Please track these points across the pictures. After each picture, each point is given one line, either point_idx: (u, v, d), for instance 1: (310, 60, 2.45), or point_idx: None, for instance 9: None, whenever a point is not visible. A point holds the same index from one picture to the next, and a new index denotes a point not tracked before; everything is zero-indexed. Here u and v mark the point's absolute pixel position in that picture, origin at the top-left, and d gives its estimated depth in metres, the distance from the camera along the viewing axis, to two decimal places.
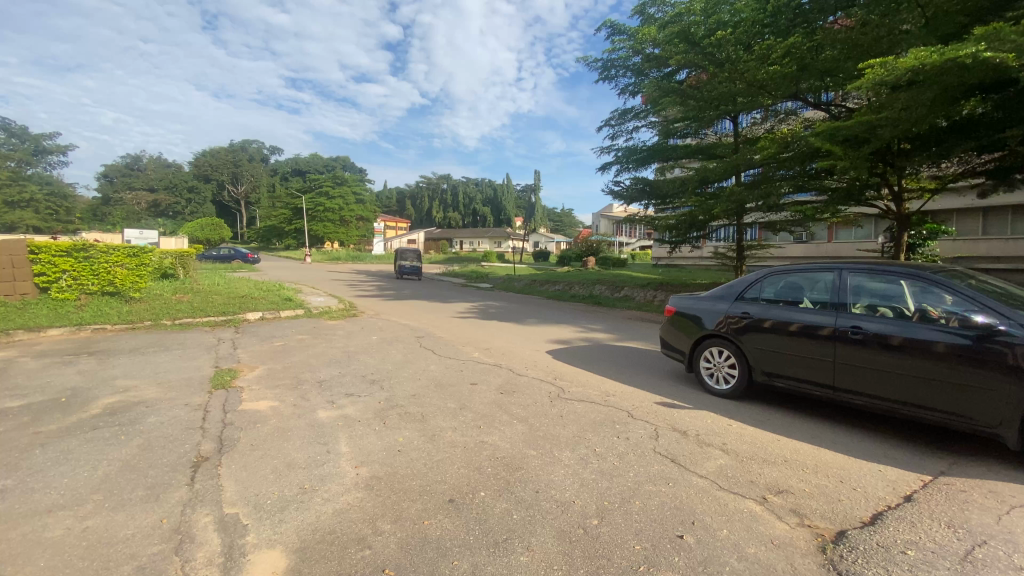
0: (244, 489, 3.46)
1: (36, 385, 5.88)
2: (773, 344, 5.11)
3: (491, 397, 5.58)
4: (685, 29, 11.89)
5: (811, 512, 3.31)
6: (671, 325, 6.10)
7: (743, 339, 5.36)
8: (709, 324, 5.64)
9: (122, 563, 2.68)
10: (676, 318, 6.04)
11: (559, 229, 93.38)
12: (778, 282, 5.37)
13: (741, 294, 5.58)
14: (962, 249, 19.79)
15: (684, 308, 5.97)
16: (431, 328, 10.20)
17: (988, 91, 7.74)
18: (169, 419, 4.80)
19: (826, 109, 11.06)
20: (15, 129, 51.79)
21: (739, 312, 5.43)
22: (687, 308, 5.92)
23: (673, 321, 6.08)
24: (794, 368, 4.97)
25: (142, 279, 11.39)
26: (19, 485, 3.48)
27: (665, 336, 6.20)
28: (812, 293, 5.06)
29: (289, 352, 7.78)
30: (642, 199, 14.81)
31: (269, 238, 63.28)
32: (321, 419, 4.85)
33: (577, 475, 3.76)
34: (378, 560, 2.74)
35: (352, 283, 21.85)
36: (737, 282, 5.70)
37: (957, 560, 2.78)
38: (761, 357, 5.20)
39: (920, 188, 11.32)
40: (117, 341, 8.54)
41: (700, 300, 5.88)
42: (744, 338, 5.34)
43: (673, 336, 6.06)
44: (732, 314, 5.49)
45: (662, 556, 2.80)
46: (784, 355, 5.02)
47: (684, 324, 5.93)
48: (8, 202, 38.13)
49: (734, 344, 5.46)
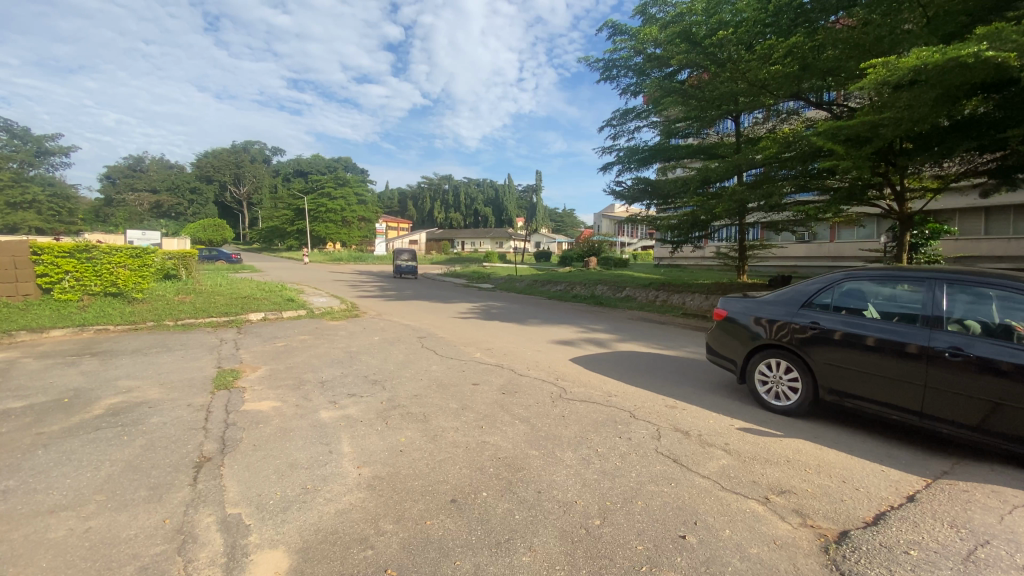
0: (247, 489, 3.47)
1: (39, 386, 5.91)
2: (836, 357, 4.65)
3: (493, 397, 5.58)
4: (686, 29, 12.00)
5: (814, 512, 3.30)
6: (724, 329, 5.61)
7: (807, 350, 4.86)
8: (769, 333, 5.14)
9: (125, 563, 2.68)
10: (731, 321, 5.54)
11: (561, 229, 93.41)
12: (850, 288, 4.86)
13: (807, 301, 5.08)
14: (964, 249, 19.72)
15: (742, 311, 5.48)
16: (432, 328, 10.22)
17: (991, 90, 7.70)
18: (172, 419, 4.81)
19: (828, 108, 11.01)
20: (18, 130, 52.07)
21: (805, 321, 4.92)
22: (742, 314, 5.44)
23: (726, 324, 5.59)
24: (857, 384, 4.54)
25: (144, 279, 11.55)
26: (23, 485, 3.50)
27: (715, 341, 5.73)
28: (886, 303, 4.59)
29: (291, 352, 7.80)
30: (644, 199, 14.81)
31: (271, 238, 63.42)
32: (323, 419, 4.86)
33: (579, 475, 3.75)
34: (380, 560, 2.74)
35: (354, 284, 21.90)
36: (801, 288, 5.21)
37: (960, 561, 2.77)
38: (826, 370, 4.73)
39: (922, 187, 11.30)
40: (119, 342, 8.57)
41: (759, 305, 5.39)
42: (809, 349, 4.84)
43: (727, 342, 5.57)
44: (796, 321, 4.99)
45: (664, 557, 2.80)
46: (846, 370, 4.59)
47: (739, 330, 5.43)
48: (11, 204, 38.31)
49: (797, 356, 4.95)
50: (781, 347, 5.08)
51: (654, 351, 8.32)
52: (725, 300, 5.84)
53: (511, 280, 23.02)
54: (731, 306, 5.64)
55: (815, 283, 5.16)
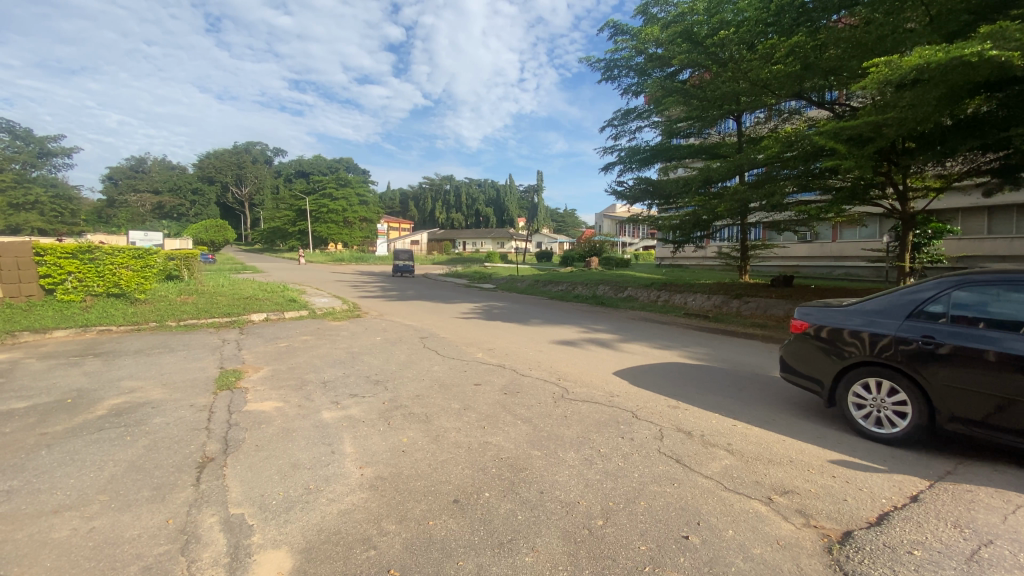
0: (250, 489, 3.48)
1: (42, 386, 5.93)
2: (959, 377, 3.99)
3: (495, 397, 5.58)
4: (688, 28, 12.02)
5: (818, 512, 3.29)
6: (808, 345, 4.92)
7: (917, 370, 4.20)
8: (868, 349, 4.46)
9: (128, 563, 2.69)
10: (817, 336, 4.85)
11: (562, 229, 93.47)
12: (966, 295, 4.21)
13: (912, 312, 4.41)
14: (967, 248, 19.64)
15: (831, 323, 4.79)
16: (434, 328, 10.24)
17: (994, 89, 7.65)
18: (175, 419, 4.83)
19: (830, 108, 10.97)
20: (22, 132, 52.35)
21: (915, 335, 4.25)
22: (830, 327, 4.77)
23: (810, 339, 4.90)
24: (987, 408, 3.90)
25: (147, 280, 11.65)
26: (27, 485, 3.51)
27: (795, 358, 5.06)
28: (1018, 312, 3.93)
29: (293, 353, 7.82)
30: (645, 199, 14.81)
31: (274, 239, 63.58)
32: (326, 419, 4.88)
33: (582, 475, 3.76)
34: (383, 560, 2.75)
35: (356, 284, 21.94)
36: (901, 296, 4.54)
37: (963, 560, 2.76)
38: (941, 392, 4.08)
39: (925, 187, 11.28)
40: (122, 342, 8.60)
41: (850, 316, 4.71)
42: (920, 368, 4.18)
43: (812, 359, 4.88)
44: (901, 335, 4.32)
45: (667, 557, 2.80)
46: (969, 392, 3.95)
47: (829, 344, 4.75)
48: (14, 205, 38.49)
49: (905, 376, 4.28)
50: (884, 364, 4.40)
51: (656, 351, 8.31)
52: (803, 310, 5.18)
53: (512, 280, 23.05)
54: (816, 318, 4.95)
55: (918, 290, 4.49)
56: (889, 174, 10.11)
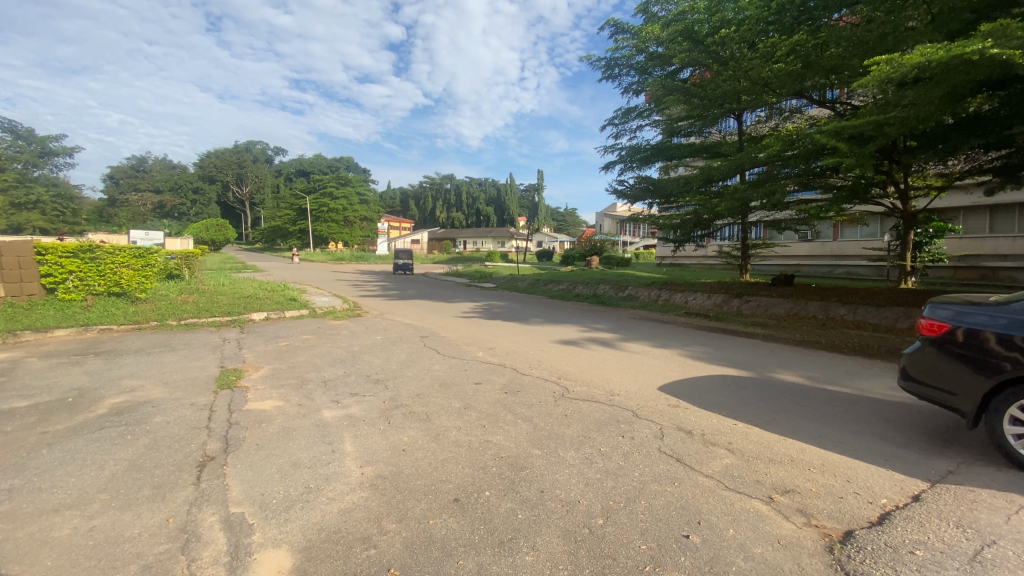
0: (250, 488, 3.47)
1: (42, 385, 5.92)
2: None
3: (495, 396, 5.58)
4: (688, 27, 11.98)
5: (819, 512, 3.28)
6: (945, 354, 4.31)
7: None
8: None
9: (128, 562, 2.69)
10: (960, 343, 4.23)
11: (563, 228, 93.32)
12: None
13: None
14: (969, 248, 19.51)
15: (978, 328, 4.17)
16: (435, 328, 10.20)
17: (996, 87, 7.62)
18: (175, 418, 4.82)
19: (831, 107, 10.92)
20: (23, 131, 52.46)
21: None
22: (979, 334, 4.14)
23: (951, 347, 4.28)
24: None
25: (148, 279, 11.60)
26: (26, 485, 3.50)
27: (923, 367, 4.46)
28: None
29: (293, 352, 7.80)
30: (646, 198, 14.75)
31: (274, 238, 63.62)
32: (327, 418, 4.86)
33: (582, 474, 3.75)
34: (384, 559, 2.74)
35: (357, 283, 21.95)
36: None
37: (965, 560, 2.76)
38: None
39: (926, 185, 11.26)
40: (123, 341, 8.59)
41: (1004, 321, 4.08)
42: None
43: (949, 371, 4.28)
44: None
45: (667, 556, 2.79)
46: None
47: (976, 355, 4.13)
48: (15, 205, 38.52)
49: None
50: None
51: (658, 350, 8.29)
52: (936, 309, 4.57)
53: (513, 279, 23.05)
54: (957, 321, 4.33)
55: None
56: (890, 172, 10.12)
